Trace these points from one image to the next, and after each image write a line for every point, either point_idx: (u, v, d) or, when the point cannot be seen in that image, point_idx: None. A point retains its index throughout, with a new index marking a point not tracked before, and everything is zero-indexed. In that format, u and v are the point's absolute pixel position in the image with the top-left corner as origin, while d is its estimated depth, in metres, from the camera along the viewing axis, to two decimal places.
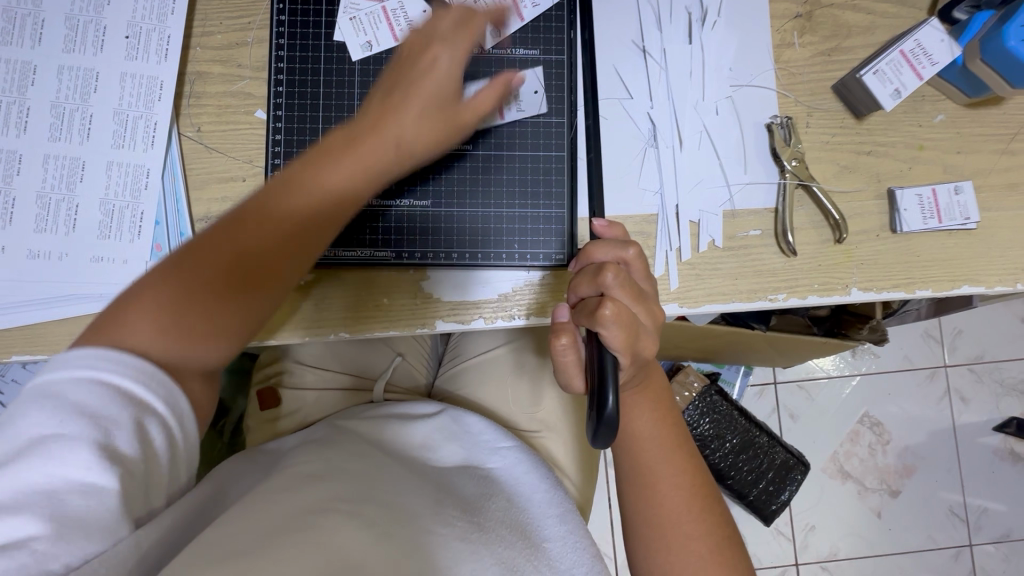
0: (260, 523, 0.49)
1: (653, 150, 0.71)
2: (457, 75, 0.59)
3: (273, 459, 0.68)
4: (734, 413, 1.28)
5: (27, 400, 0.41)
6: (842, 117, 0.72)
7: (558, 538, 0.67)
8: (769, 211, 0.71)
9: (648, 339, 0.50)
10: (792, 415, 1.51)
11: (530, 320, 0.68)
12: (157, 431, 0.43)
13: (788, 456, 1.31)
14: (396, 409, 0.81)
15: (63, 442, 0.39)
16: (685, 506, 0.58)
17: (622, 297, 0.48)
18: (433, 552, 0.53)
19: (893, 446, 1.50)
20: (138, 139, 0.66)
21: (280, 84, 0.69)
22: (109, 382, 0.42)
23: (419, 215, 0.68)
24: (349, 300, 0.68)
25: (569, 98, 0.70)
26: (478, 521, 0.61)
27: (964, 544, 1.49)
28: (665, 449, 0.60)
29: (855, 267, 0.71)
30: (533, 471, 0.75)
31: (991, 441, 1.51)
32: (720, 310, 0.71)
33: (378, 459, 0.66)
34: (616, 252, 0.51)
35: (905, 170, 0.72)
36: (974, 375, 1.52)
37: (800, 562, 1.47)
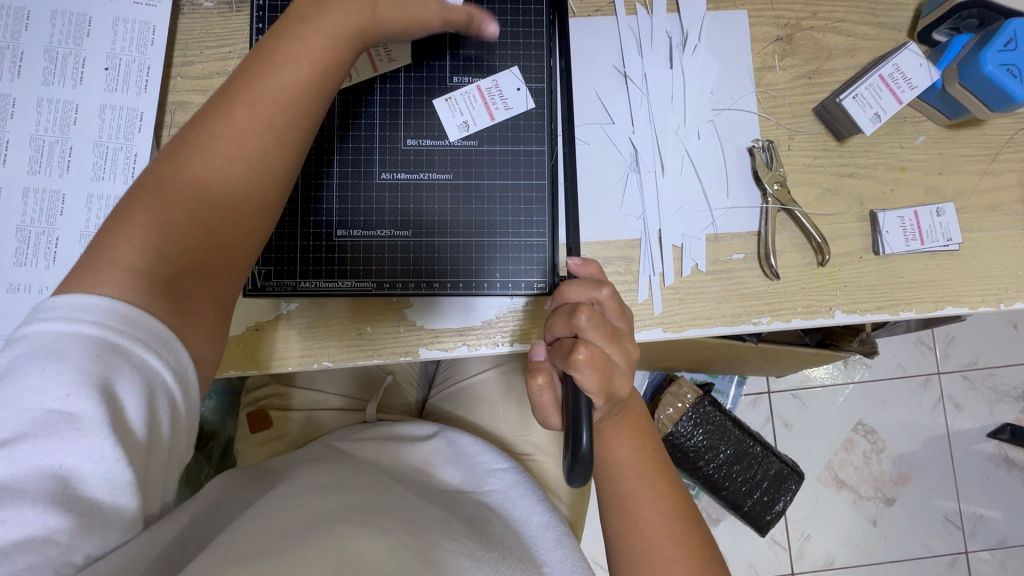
0: (266, 537, 0.50)
1: (635, 175, 0.71)
2: None
3: (271, 474, 0.68)
4: (727, 424, 1.28)
5: (30, 363, 0.39)
6: (823, 139, 0.72)
7: (555, 565, 0.67)
8: (752, 235, 0.71)
9: (623, 379, 0.50)
10: (786, 425, 1.51)
11: (513, 347, 0.68)
12: (166, 401, 0.42)
13: (781, 466, 1.31)
14: (393, 430, 0.81)
15: (73, 414, 0.38)
16: (667, 531, 0.58)
17: (596, 339, 0.47)
18: (440, 566, 0.54)
19: (887, 454, 1.50)
20: (118, 170, 0.66)
21: None
22: (117, 347, 0.40)
23: (400, 245, 0.68)
24: (335, 329, 0.68)
25: (549, 126, 0.70)
26: (484, 541, 0.62)
27: (960, 552, 1.49)
28: (646, 475, 0.59)
29: (838, 290, 0.71)
30: (524, 493, 0.75)
31: (985, 448, 1.51)
32: (704, 334, 0.71)
33: (385, 479, 0.67)
34: (589, 292, 0.50)
35: (887, 192, 0.72)
36: (966, 382, 1.52)
37: (796, 572, 1.47)
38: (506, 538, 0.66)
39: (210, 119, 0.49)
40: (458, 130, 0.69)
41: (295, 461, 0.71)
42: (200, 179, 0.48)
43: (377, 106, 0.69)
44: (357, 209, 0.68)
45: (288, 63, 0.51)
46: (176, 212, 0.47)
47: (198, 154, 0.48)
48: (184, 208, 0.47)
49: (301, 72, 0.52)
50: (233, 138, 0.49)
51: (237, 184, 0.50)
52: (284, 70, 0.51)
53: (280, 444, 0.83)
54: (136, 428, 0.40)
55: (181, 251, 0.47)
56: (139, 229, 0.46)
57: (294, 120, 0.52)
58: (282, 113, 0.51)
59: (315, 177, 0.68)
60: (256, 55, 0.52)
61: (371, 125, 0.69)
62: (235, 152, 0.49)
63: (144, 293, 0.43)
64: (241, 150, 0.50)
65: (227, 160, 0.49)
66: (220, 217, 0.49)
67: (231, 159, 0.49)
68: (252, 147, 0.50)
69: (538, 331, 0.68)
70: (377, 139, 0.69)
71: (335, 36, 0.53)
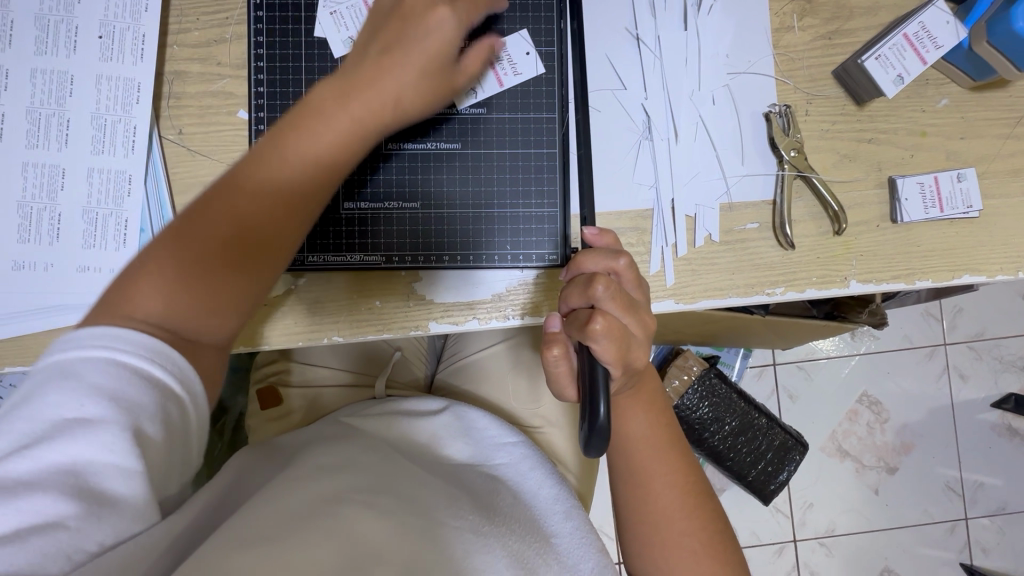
0: (276, 519, 0.51)
1: (648, 143, 0.69)
2: (445, 40, 0.57)
3: (282, 452, 0.68)
4: (733, 396, 1.28)
5: (46, 385, 0.42)
6: (842, 103, 0.70)
7: (564, 535, 0.68)
8: (767, 204, 0.69)
9: (639, 350, 0.49)
10: (791, 396, 1.52)
11: (524, 320, 0.68)
12: (177, 402, 0.45)
13: (785, 437, 1.32)
14: (403, 405, 0.81)
15: (87, 422, 0.41)
16: (677, 503, 0.58)
17: (613, 309, 0.46)
18: (448, 541, 0.55)
19: (891, 424, 1.51)
20: (118, 144, 0.65)
21: (261, 85, 0.67)
22: (126, 362, 0.44)
23: (409, 218, 0.67)
24: (343, 304, 0.67)
25: (560, 93, 0.68)
26: (491, 516, 0.63)
27: (960, 518, 1.51)
28: (657, 448, 0.59)
29: (853, 259, 0.70)
30: (534, 468, 0.75)
31: (989, 417, 1.52)
32: (717, 305, 0.70)
33: (394, 456, 0.68)
34: (606, 262, 0.48)
35: (907, 157, 0.70)
36: (973, 352, 1.52)
37: (798, 539, 1.50)
38: (514, 512, 0.67)
39: (247, 172, 0.53)
40: (466, 97, 0.67)
41: (305, 437, 0.72)
42: (231, 226, 0.52)
43: None
44: (364, 181, 0.67)
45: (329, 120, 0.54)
46: (203, 254, 0.51)
47: (225, 199, 0.52)
48: (211, 250, 0.51)
49: (330, 137, 0.54)
50: (257, 199, 0.52)
51: (262, 235, 0.53)
52: (326, 126, 0.54)
53: (290, 421, 0.83)
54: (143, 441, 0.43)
55: (203, 291, 0.50)
56: (171, 268, 0.50)
57: (324, 178, 0.55)
58: (316, 170, 0.54)
59: None
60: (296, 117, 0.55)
61: None
62: (266, 206, 0.53)
63: (166, 334, 0.48)
64: (260, 202, 0.52)
65: (256, 211, 0.52)
66: (243, 265, 0.52)
67: (252, 216, 0.52)
68: (282, 202, 0.53)
69: (550, 305, 0.67)
70: None
71: (371, 109, 0.56)
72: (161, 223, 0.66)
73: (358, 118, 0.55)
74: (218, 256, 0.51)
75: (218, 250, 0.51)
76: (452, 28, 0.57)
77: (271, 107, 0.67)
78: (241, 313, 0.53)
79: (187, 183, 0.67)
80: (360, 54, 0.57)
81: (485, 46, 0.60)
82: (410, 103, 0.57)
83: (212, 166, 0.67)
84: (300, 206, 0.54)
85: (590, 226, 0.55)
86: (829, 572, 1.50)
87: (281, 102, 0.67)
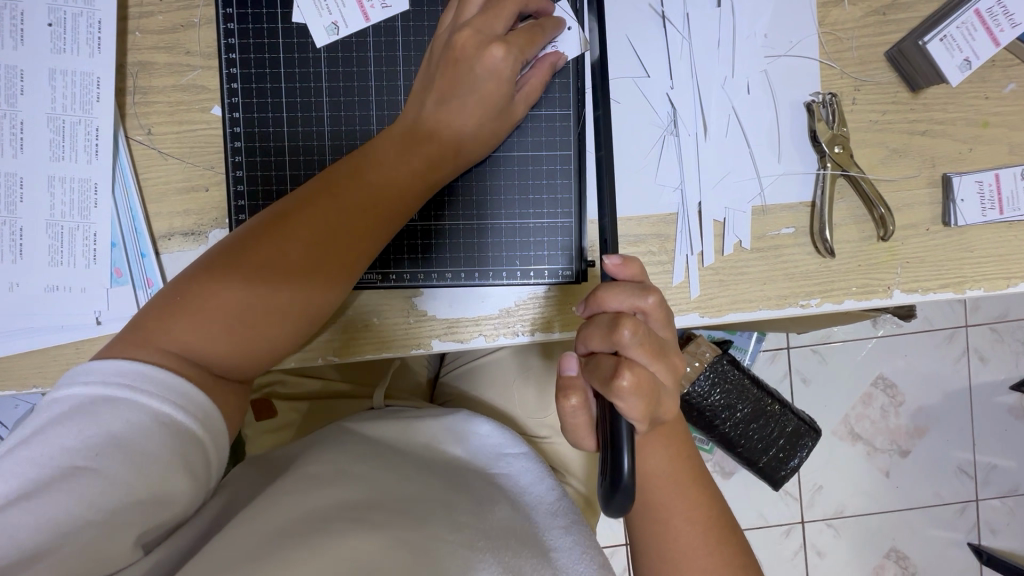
0: (260, 536, 0.46)
1: (672, 139, 0.61)
2: (506, 79, 0.55)
3: (276, 461, 0.63)
4: (744, 382, 1.14)
5: (61, 426, 0.42)
6: (894, 90, 0.61)
7: (563, 550, 0.59)
8: (805, 206, 0.62)
9: (668, 400, 0.45)
10: (803, 378, 1.41)
11: (535, 337, 0.62)
12: (196, 449, 0.45)
13: (797, 422, 1.20)
14: (400, 412, 0.75)
15: (99, 472, 0.41)
16: (701, 540, 0.54)
17: (641, 357, 0.43)
18: (441, 557, 0.49)
19: (907, 407, 1.41)
20: (80, 148, 0.58)
21: (233, 80, 0.60)
22: (145, 408, 0.43)
23: (407, 231, 0.61)
24: (336, 322, 0.61)
25: (575, 84, 0.61)
26: (484, 527, 0.56)
27: (971, 499, 1.42)
28: (679, 482, 0.55)
29: (898, 266, 0.63)
30: (541, 477, 0.69)
31: (1008, 399, 1.41)
32: (746, 319, 0.64)
33: (390, 464, 0.62)
34: (632, 300, 0.44)
35: (964, 151, 0.62)
36: (995, 334, 1.41)
37: (806, 520, 1.40)
38: (513, 521, 0.59)
39: (297, 210, 0.51)
40: None
41: (297, 446, 0.67)
42: (272, 261, 0.50)
43: (372, 65, 0.60)
44: None
45: (381, 164, 0.54)
46: (242, 296, 0.49)
47: (273, 235, 0.50)
48: (252, 286, 0.49)
49: (383, 182, 0.54)
50: (296, 239, 0.50)
51: (303, 275, 0.50)
52: (381, 171, 0.54)
53: (286, 434, 0.79)
54: (153, 489, 0.42)
55: (241, 331, 0.49)
56: (212, 305, 0.48)
57: (370, 223, 0.53)
58: (364, 212, 0.52)
59: (306, 154, 0.60)
60: (349, 161, 0.54)
61: (367, 89, 0.60)
62: (308, 244, 0.50)
63: (199, 373, 0.47)
64: (303, 240, 0.50)
65: (298, 247, 0.50)
66: (278, 305, 0.50)
67: (284, 251, 0.50)
68: (324, 240, 0.51)
69: (563, 323, 0.62)
70: (374, 107, 0.60)
71: (425, 159, 0.55)
72: (133, 236, 0.60)
73: (410, 163, 0.55)
74: (255, 293, 0.49)
75: (258, 287, 0.49)
76: (509, 70, 0.54)
77: (246, 105, 0.60)
78: (273, 355, 0.52)
79: (161, 191, 0.60)
80: (415, 100, 0.57)
81: (547, 68, 0.58)
82: (460, 142, 0.56)
83: (186, 171, 0.60)
84: (342, 246, 0.51)
85: (612, 255, 0.46)
86: (837, 554, 1.41)
87: (257, 99, 0.60)
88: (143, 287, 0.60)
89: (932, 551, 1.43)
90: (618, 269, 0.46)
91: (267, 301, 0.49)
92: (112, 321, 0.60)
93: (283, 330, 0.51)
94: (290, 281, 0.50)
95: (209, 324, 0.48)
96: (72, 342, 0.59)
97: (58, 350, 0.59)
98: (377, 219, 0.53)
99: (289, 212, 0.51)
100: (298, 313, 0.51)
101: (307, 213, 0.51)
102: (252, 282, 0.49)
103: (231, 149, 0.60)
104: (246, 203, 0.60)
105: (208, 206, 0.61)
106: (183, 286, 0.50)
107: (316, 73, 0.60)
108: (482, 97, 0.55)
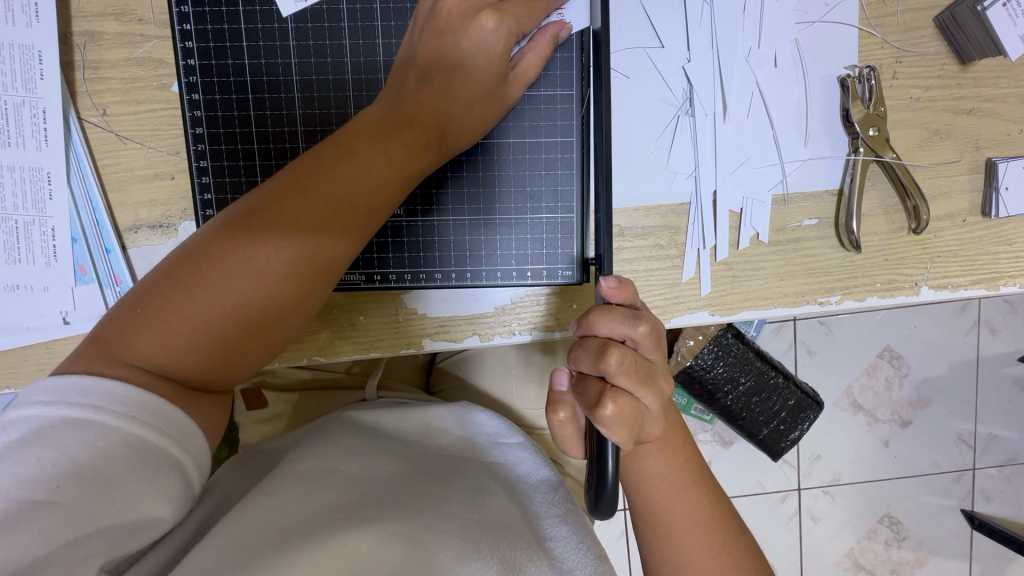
0: (243, 544, 0.44)
1: (687, 119, 0.55)
2: (499, 52, 0.50)
3: (265, 457, 0.60)
4: (750, 355, 0.92)
5: (17, 455, 0.38)
6: (941, 62, 0.55)
7: (560, 540, 0.54)
8: (831, 194, 0.56)
9: (654, 426, 0.44)
10: (809, 351, 1.20)
11: (532, 337, 0.58)
12: (173, 472, 0.42)
13: (802, 396, 0.97)
14: (391, 401, 0.70)
15: (62, 505, 0.37)
16: (705, 543, 0.51)
17: (628, 385, 0.42)
18: (430, 551, 0.46)
19: (911, 380, 1.22)
20: (27, 134, 0.53)
21: (191, 55, 0.54)
22: (113, 431, 0.40)
23: (392, 227, 0.57)
24: (320, 321, 0.57)
25: (579, 60, 0.55)
26: (479, 521, 0.52)
27: (968, 469, 1.25)
28: (679, 486, 0.52)
29: (929, 261, 0.57)
30: (543, 465, 0.64)
31: (1014, 371, 1.23)
32: (760, 317, 0.59)
33: (383, 458, 0.58)
34: (624, 328, 0.43)
35: (1013, 133, 0.56)
36: (1009, 307, 1.22)
37: (802, 489, 1.24)
38: (509, 514, 0.55)
39: (270, 203, 0.47)
40: None
41: (287, 437, 0.64)
42: (242, 261, 0.45)
43: (347, 38, 0.54)
44: None
45: (361, 148, 0.48)
46: (213, 298, 0.45)
47: (244, 233, 0.46)
48: (222, 288, 0.45)
49: (363, 167, 0.48)
50: (265, 240, 0.45)
51: (278, 274, 0.46)
52: (361, 156, 0.48)
53: (276, 425, 0.75)
54: (129, 513, 0.40)
55: (212, 339, 0.45)
56: (180, 311, 0.44)
57: (350, 215, 0.48)
58: (343, 203, 0.47)
59: (277, 141, 0.55)
60: (321, 150, 0.49)
61: (342, 65, 0.54)
62: (283, 240, 0.46)
63: (169, 387, 0.44)
64: (277, 236, 0.46)
65: (272, 245, 0.46)
66: (251, 309, 0.45)
67: (256, 249, 0.45)
68: (300, 235, 0.46)
69: (564, 324, 0.58)
70: (350, 86, 0.55)
71: (410, 142, 0.50)
72: (95, 230, 0.55)
73: (391, 144, 0.49)
74: (226, 297, 0.45)
75: (228, 289, 0.45)
76: (498, 46, 0.49)
77: (206, 84, 0.54)
78: (250, 362, 0.48)
79: (122, 178, 0.55)
80: (395, 80, 0.51)
81: (547, 41, 0.52)
82: (448, 122, 0.51)
83: (149, 156, 0.55)
84: (320, 242, 0.47)
85: (608, 277, 0.44)
86: (831, 522, 1.25)
87: (219, 78, 0.54)
88: (111, 285, 0.55)
89: (927, 520, 1.26)
90: (613, 292, 0.44)
91: (238, 306, 0.45)
92: (82, 322, 0.56)
93: (259, 335, 0.47)
94: (260, 287, 0.45)
95: (177, 333, 0.44)
96: (41, 343, 0.55)
97: (22, 354, 0.55)
98: (358, 211, 0.48)
99: (262, 206, 0.47)
100: (273, 317, 0.47)
101: (276, 211, 0.46)
102: (222, 284, 0.45)
103: (193, 136, 0.55)
104: (212, 197, 0.55)
105: (175, 196, 0.55)
106: (150, 291, 0.46)
107: (285, 48, 0.54)
108: (473, 73, 0.50)
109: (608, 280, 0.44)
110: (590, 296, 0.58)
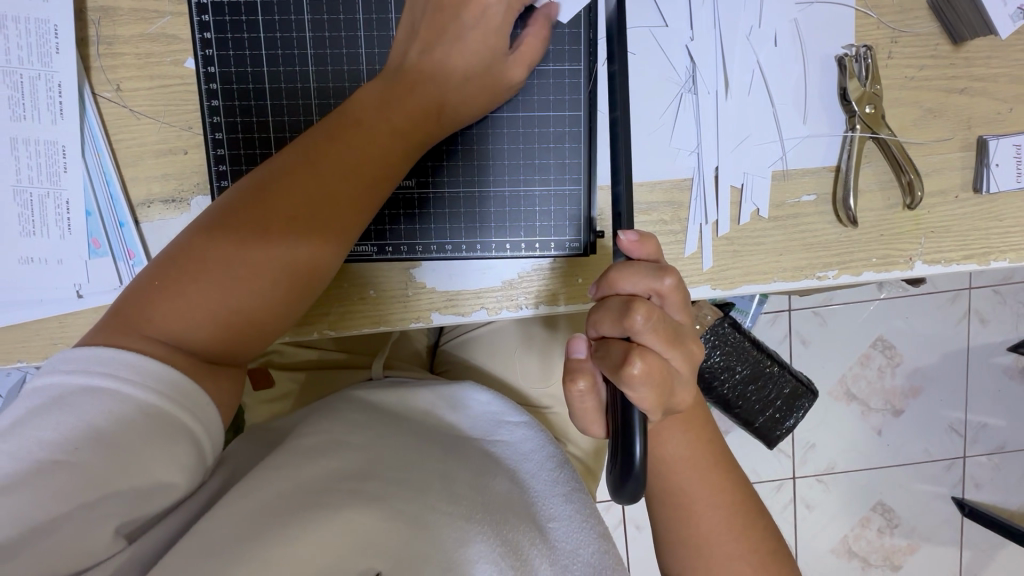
0: (258, 512, 0.45)
1: (690, 97, 0.57)
2: (501, 27, 0.52)
3: (273, 431, 0.61)
4: (744, 345, 0.93)
5: (39, 419, 0.39)
6: (935, 42, 0.57)
7: (561, 520, 0.56)
8: (829, 170, 0.58)
9: (681, 388, 0.45)
10: (804, 339, 1.22)
11: (539, 310, 0.60)
12: (187, 441, 0.42)
13: (796, 383, 0.99)
14: (399, 381, 0.71)
15: (80, 468, 0.39)
16: (724, 526, 0.52)
17: (653, 344, 0.43)
18: (437, 532, 0.47)
19: (904, 366, 1.24)
20: (43, 108, 0.53)
21: (207, 29, 0.55)
22: (128, 399, 0.41)
23: (404, 199, 0.58)
24: (331, 295, 0.59)
25: (587, 36, 0.57)
26: (485, 501, 0.52)
27: (958, 455, 1.27)
28: (698, 472, 0.53)
29: (923, 237, 0.59)
30: (545, 444, 0.65)
31: (1004, 359, 1.26)
32: (760, 292, 0.60)
33: (391, 432, 0.59)
34: (647, 283, 0.44)
35: (1003, 112, 0.58)
36: (998, 295, 1.24)
37: (796, 473, 1.26)
38: (514, 493, 0.56)
39: (279, 176, 0.48)
40: None
41: (296, 413, 0.65)
42: (257, 233, 0.46)
43: (361, 12, 0.55)
44: None
45: (367, 121, 0.50)
46: (227, 269, 0.46)
47: (257, 205, 0.47)
48: (236, 259, 0.46)
49: (370, 139, 0.49)
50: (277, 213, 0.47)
51: (290, 243, 0.47)
52: (367, 128, 0.49)
53: (283, 405, 0.76)
54: (141, 479, 0.41)
55: (227, 310, 0.46)
56: (195, 282, 0.45)
57: (358, 184, 0.49)
58: (351, 173, 0.49)
59: (291, 114, 0.56)
60: (328, 125, 0.50)
61: (355, 40, 0.56)
62: (294, 211, 0.47)
63: (187, 356, 0.44)
64: (288, 206, 0.47)
65: (283, 216, 0.47)
66: (264, 279, 0.46)
67: (269, 221, 0.46)
68: (310, 205, 0.47)
69: (569, 297, 0.59)
70: (364, 60, 0.56)
71: (414, 113, 0.51)
72: (108, 204, 0.55)
73: (396, 116, 0.50)
74: (241, 268, 0.46)
75: (244, 260, 0.46)
76: (498, 17, 0.52)
77: (221, 58, 0.55)
78: (265, 333, 0.49)
79: (135, 154, 0.55)
80: (399, 54, 0.53)
81: (544, 23, 0.54)
82: (452, 94, 0.52)
83: (162, 132, 0.56)
84: (330, 211, 0.48)
85: (628, 231, 0.45)
86: (825, 507, 1.27)
87: (234, 51, 0.55)
88: (124, 259, 0.56)
89: (918, 504, 1.28)
90: (633, 246, 0.45)
91: (253, 277, 0.46)
92: (94, 295, 0.56)
93: (274, 306, 0.47)
94: (273, 257, 0.46)
95: (193, 304, 0.45)
96: (55, 316, 0.56)
97: (36, 326, 0.56)
98: (366, 181, 0.49)
99: (272, 181, 0.48)
100: (287, 287, 0.47)
101: (287, 184, 0.47)
102: (238, 256, 0.46)
103: (208, 109, 0.55)
104: (227, 168, 0.56)
105: (189, 171, 0.56)
106: (165, 266, 0.46)
107: (299, 22, 0.55)
108: (472, 45, 0.52)
109: (627, 235, 0.45)
110: (595, 269, 0.60)
